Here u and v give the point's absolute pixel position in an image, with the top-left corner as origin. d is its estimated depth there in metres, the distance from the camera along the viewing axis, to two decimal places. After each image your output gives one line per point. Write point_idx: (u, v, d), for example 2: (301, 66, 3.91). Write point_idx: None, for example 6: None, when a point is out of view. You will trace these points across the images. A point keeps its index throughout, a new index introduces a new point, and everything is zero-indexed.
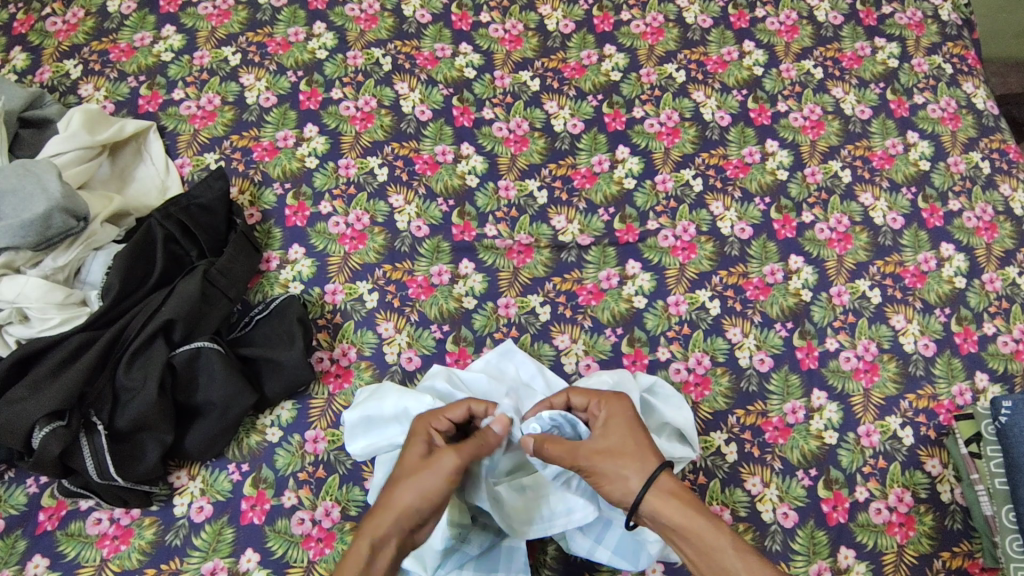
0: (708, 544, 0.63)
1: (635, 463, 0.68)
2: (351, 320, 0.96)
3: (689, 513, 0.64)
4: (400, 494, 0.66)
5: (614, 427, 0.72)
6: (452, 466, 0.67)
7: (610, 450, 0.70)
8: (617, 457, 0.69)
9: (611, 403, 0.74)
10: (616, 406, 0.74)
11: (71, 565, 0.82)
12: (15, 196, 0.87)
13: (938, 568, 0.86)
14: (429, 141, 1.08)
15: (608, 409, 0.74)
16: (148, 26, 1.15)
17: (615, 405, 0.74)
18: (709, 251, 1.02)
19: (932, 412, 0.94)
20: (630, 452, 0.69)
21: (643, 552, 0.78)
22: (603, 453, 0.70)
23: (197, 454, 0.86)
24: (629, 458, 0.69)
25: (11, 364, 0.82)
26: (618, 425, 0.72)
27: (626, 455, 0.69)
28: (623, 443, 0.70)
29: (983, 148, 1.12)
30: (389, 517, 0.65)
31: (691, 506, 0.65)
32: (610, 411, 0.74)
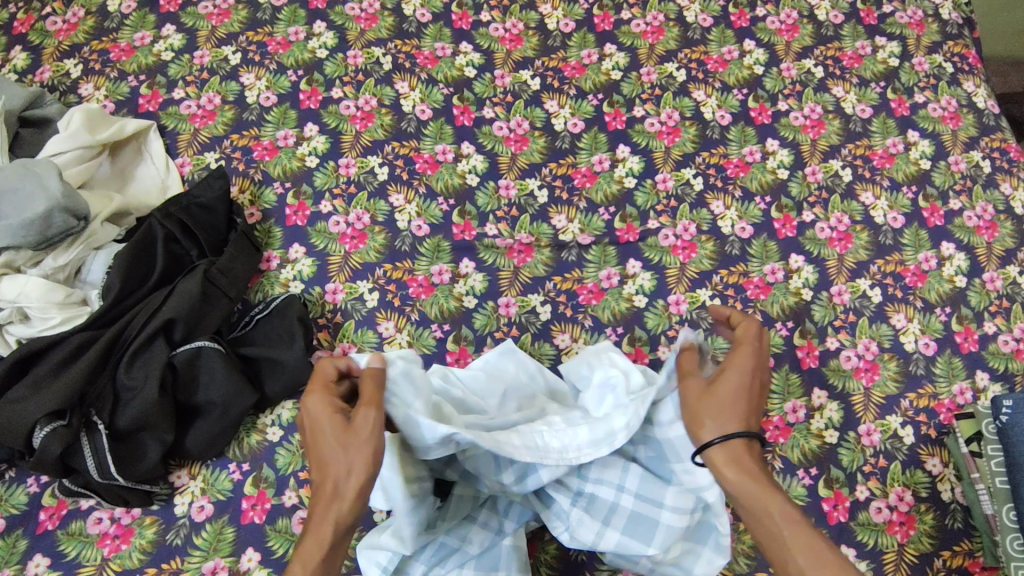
0: (762, 508, 0.64)
1: (729, 420, 0.68)
2: (351, 320, 0.96)
3: (762, 484, 0.65)
4: (345, 474, 0.63)
5: (734, 378, 0.70)
6: (374, 422, 0.64)
7: (715, 398, 0.69)
8: (709, 401, 0.69)
9: (743, 351, 0.71)
10: (745, 356, 0.71)
11: (72, 565, 0.82)
12: (16, 196, 0.87)
13: (938, 567, 0.86)
14: (430, 141, 1.08)
15: (738, 356, 0.71)
16: (148, 25, 1.15)
17: (748, 361, 0.71)
18: (710, 250, 1.02)
19: (932, 412, 0.94)
20: (733, 411, 0.68)
21: (658, 529, 0.74)
22: (705, 399, 0.69)
23: (197, 454, 0.86)
24: (729, 413, 0.68)
25: (11, 364, 0.82)
26: (735, 374, 0.70)
27: (727, 410, 0.68)
28: (727, 391, 0.69)
29: (984, 147, 1.12)
30: (345, 500, 0.62)
31: (767, 484, 0.65)
32: (737, 363, 0.70)
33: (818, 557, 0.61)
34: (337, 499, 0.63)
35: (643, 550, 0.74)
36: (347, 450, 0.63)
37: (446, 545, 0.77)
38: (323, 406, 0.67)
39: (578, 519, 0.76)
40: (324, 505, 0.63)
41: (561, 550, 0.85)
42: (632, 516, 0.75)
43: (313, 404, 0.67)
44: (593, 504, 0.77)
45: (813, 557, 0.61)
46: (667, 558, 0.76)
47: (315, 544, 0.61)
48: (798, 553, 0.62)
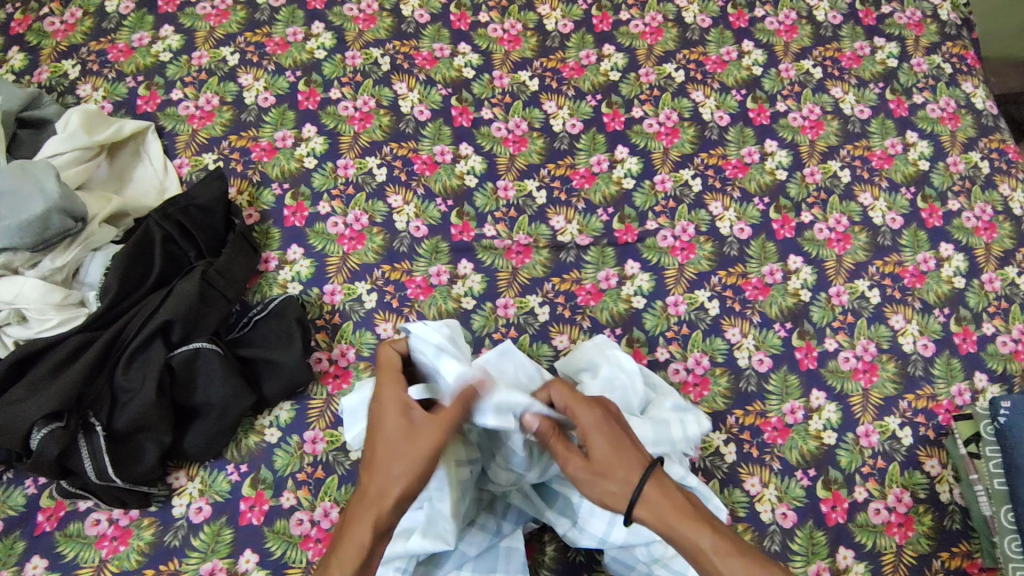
0: (695, 547, 0.65)
1: (622, 484, 0.67)
2: (349, 321, 0.96)
3: (679, 523, 0.65)
4: (398, 478, 0.65)
5: (595, 437, 0.69)
6: (440, 436, 0.67)
7: (598, 469, 0.68)
8: (606, 474, 0.67)
9: (591, 409, 0.70)
10: (596, 413, 0.70)
11: (70, 566, 0.82)
12: (14, 197, 0.87)
13: (938, 568, 0.86)
14: (428, 142, 1.08)
15: (588, 417, 0.69)
16: (147, 26, 1.15)
17: (593, 410, 0.70)
18: (709, 251, 1.02)
19: (931, 413, 0.94)
20: (617, 471, 0.67)
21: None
22: (589, 476, 0.68)
23: (196, 455, 0.86)
24: (616, 477, 0.67)
25: (9, 365, 0.82)
26: (599, 437, 0.68)
27: (615, 473, 0.67)
28: (608, 457, 0.67)
29: (982, 148, 1.12)
30: (389, 505, 0.64)
31: (684, 518, 0.65)
32: (588, 419, 0.69)
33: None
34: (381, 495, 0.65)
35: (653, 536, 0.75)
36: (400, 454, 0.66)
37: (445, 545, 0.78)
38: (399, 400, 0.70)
39: (586, 513, 0.77)
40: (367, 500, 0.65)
41: (560, 551, 0.85)
42: None
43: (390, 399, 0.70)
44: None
45: None
46: (668, 552, 0.76)
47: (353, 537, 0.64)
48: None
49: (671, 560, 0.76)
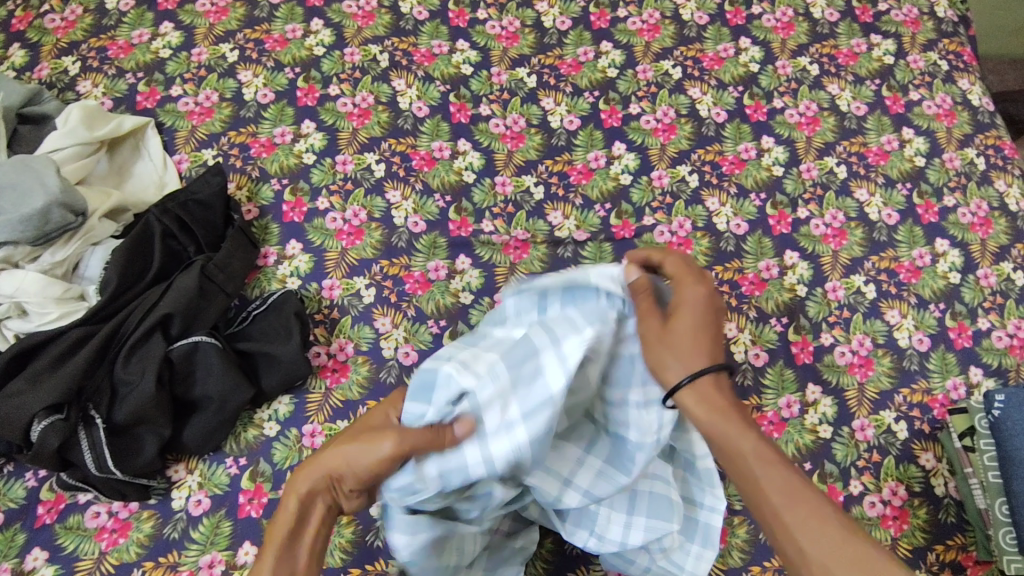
0: (734, 447, 0.65)
1: (687, 356, 0.68)
2: (348, 315, 0.97)
3: (724, 416, 0.66)
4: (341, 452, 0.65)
5: (687, 313, 0.70)
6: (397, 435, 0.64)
7: (679, 335, 0.69)
8: (673, 344, 0.68)
9: (686, 288, 0.72)
10: (690, 291, 0.72)
11: (70, 558, 0.82)
12: (14, 190, 0.88)
13: (932, 561, 0.87)
14: (427, 138, 1.08)
15: (682, 293, 0.72)
16: (147, 23, 1.15)
17: (695, 292, 0.72)
18: (705, 246, 1.03)
19: (926, 407, 0.95)
20: (690, 345, 0.68)
21: (673, 507, 0.76)
22: (669, 339, 0.69)
23: (195, 448, 0.86)
24: (686, 346, 0.68)
25: (9, 359, 0.83)
26: (689, 309, 0.71)
27: (686, 348, 0.68)
28: (687, 330, 0.69)
29: (979, 144, 1.12)
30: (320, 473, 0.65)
31: (730, 414, 0.66)
32: (691, 298, 0.71)
33: (798, 488, 0.62)
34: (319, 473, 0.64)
35: (668, 528, 0.75)
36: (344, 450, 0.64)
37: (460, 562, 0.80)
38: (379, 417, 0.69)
39: (601, 517, 0.76)
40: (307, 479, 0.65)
41: (557, 544, 0.86)
42: (651, 499, 0.76)
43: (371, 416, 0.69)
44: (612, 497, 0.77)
45: (788, 496, 0.61)
46: (674, 545, 0.78)
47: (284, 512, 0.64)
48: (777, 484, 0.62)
49: (673, 552, 0.78)
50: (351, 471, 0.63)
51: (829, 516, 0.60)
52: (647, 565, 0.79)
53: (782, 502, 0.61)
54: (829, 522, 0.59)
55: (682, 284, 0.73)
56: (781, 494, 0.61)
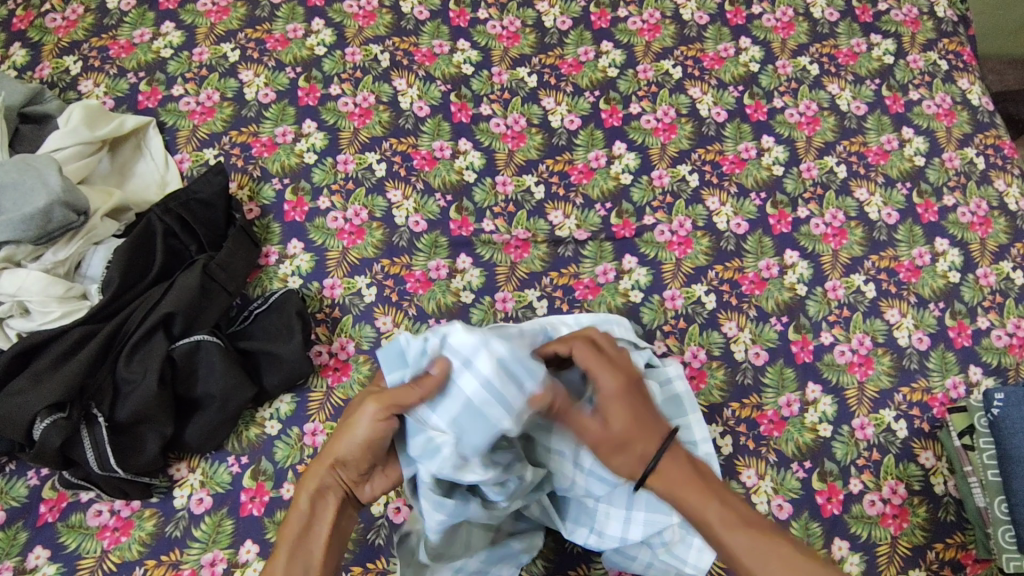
0: (703, 520, 0.63)
1: (634, 454, 0.64)
2: (349, 314, 0.97)
3: (691, 493, 0.63)
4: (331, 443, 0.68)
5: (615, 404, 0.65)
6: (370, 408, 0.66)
7: (617, 439, 0.64)
8: (619, 444, 0.64)
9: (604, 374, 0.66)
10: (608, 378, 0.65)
11: (72, 556, 0.83)
12: (16, 190, 0.88)
13: (931, 559, 0.87)
14: (428, 137, 1.08)
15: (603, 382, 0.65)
16: (148, 22, 1.15)
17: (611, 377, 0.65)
18: (705, 246, 1.03)
19: (926, 406, 0.95)
20: (636, 440, 0.64)
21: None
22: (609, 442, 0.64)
23: (196, 446, 0.86)
24: (629, 446, 0.64)
25: (11, 358, 0.83)
26: (612, 405, 0.65)
27: (632, 443, 0.64)
28: (622, 427, 0.64)
29: (978, 144, 1.12)
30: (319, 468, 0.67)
31: (694, 485, 0.63)
32: (609, 385, 0.65)
33: (780, 552, 0.60)
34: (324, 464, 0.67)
35: (668, 521, 0.76)
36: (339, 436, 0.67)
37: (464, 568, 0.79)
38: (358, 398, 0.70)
39: (602, 513, 0.78)
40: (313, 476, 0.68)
41: (558, 542, 0.86)
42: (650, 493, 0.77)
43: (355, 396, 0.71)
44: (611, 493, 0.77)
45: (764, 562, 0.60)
46: (675, 538, 0.78)
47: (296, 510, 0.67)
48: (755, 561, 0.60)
49: (674, 546, 0.79)
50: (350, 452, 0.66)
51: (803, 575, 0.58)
52: (648, 560, 0.80)
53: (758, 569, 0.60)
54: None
55: (596, 367, 0.66)
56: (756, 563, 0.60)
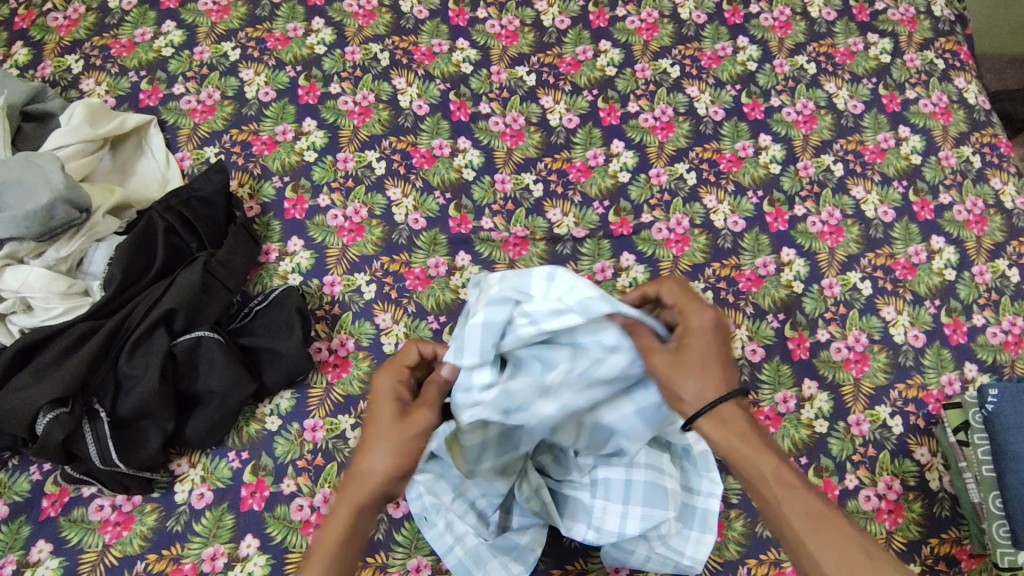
0: (754, 467, 0.63)
1: (702, 387, 0.64)
2: (349, 311, 0.98)
3: (741, 439, 0.64)
4: (380, 458, 0.63)
5: (699, 336, 0.65)
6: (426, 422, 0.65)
7: (691, 364, 0.64)
8: (693, 372, 0.64)
9: (704, 310, 0.66)
10: (707, 315, 0.66)
11: (74, 551, 0.83)
12: (18, 187, 0.89)
13: (926, 554, 0.88)
14: (427, 136, 1.09)
15: (698, 317, 0.66)
16: (149, 21, 1.16)
17: (709, 312, 0.66)
18: (702, 243, 1.04)
19: (922, 402, 0.96)
20: (715, 370, 0.64)
21: (669, 495, 0.77)
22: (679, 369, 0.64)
23: (197, 442, 0.87)
24: (704, 377, 0.64)
25: (15, 353, 0.84)
26: (704, 338, 0.65)
27: (704, 375, 0.64)
28: (704, 359, 0.64)
29: (974, 142, 1.13)
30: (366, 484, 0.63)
31: (751, 439, 0.64)
32: (703, 321, 0.66)
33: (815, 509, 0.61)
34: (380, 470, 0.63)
35: (666, 515, 0.76)
36: (386, 436, 0.64)
37: (463, 563, 0.79)
38: (389, 391, 0.68)
39: (599, 509, 0.78)
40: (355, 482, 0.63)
41: (556, 537, 0.87)
42: (647, 486, 0.76)
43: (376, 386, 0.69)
44: (608, 488, 0.77)
45: (810, 519, 0.60)
46: (671, 532, 0.79)
47: (335, 517, 0.63)
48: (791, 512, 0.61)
49: (671, 539, 0.80)
50: (407, 457, 0.63)
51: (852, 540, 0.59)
52: (647, 554, 0.80)
53: (804, 527, 0.60)
54: (854, 548, 0.59)
55: (687, 303, 0.67)
56: (805, 522, 0.60)
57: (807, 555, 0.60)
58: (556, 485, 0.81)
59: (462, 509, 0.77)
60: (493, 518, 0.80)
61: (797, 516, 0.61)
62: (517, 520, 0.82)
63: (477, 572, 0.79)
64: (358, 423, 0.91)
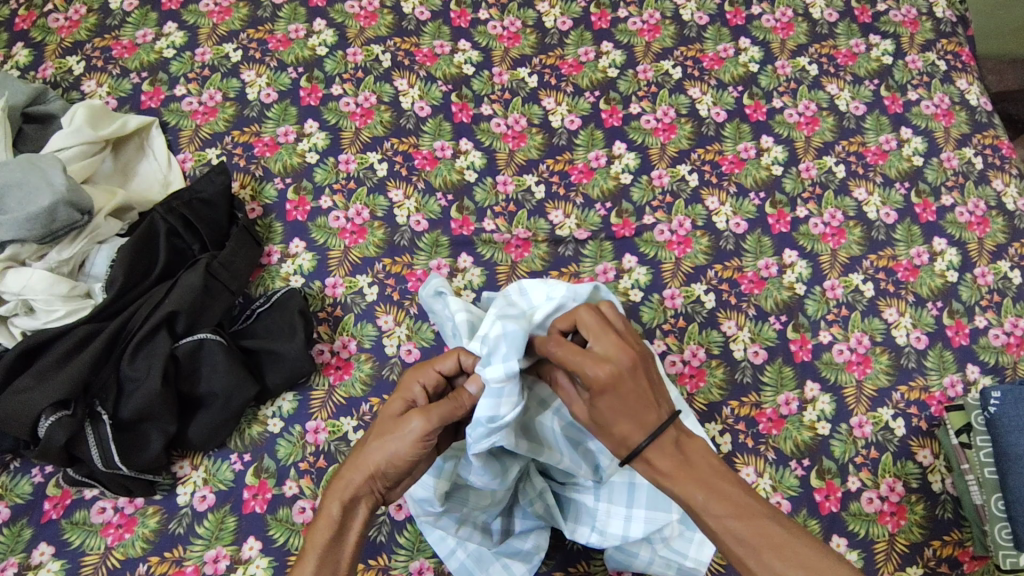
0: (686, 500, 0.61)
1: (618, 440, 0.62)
2: (351, 314, 0.98)
3: (669, 475, 0.61)
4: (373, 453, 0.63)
5: (604, 395, 0.60)
6: (415, 432, 0.62)
7: (603, 420, 0.62)
8: (606, 430, 0.63)
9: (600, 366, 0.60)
10: (602, 370, 0.60)
11: (76, 553, 0.83)
12: (20, 189, 0.88)
13: (929, 557, 0.88)
14: (429, 137, 1.09)
15: (592, 372, 0.60)
16: (150, 23, 1.16)
17: (602, 367, 0.60)
18: (705, 245, 1.04)
19: (924, 404, 0.96)
20: (626, 423, 0.61)
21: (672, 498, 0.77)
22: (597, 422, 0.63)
23: (200, 444, 0.87)
24: (617, 429, 0.62)
25: (17, 356, 0.84)
26: (607, 396, 0.60)
27: (614, 428, 0.62)
28: (612, 415, 0.61)
29: (976, 144, 1.13)
30: (354, 480, 0.63)
31: (680, 470, 0.61)
32: (592, 377, 0.60)
33: (766, 533, 0.58)
34: (359, 469, 0.63)
35: (668, 518, 0.76)
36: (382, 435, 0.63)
37: (466, 566, 0.80)
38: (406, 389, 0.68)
39: (602, 513, 0.78)
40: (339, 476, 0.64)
41: (558, 539, 0.87)
42: (651, 491, 0.77)
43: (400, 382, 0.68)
44: (611, 493, 0.78)
45: (748, 544, 0.58)
46: (673, 534, 0.79)
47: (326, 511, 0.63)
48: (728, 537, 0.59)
49: (674, 541, 0.80)
50: (395, 459, 0.62)
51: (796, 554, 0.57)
52: (650, 558, 0.80)
53: (743, 551, 0.58)
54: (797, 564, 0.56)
55: (576, 360, 0.61)
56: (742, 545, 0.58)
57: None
58: (558, 488, 0.81)
59: (467, 530, 0.76)
60: (495, 527, 0.79)
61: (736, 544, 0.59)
62: (519, 523, 0.81)
63: (478, 573, 0.80)
64: (361, 425, 0.91)
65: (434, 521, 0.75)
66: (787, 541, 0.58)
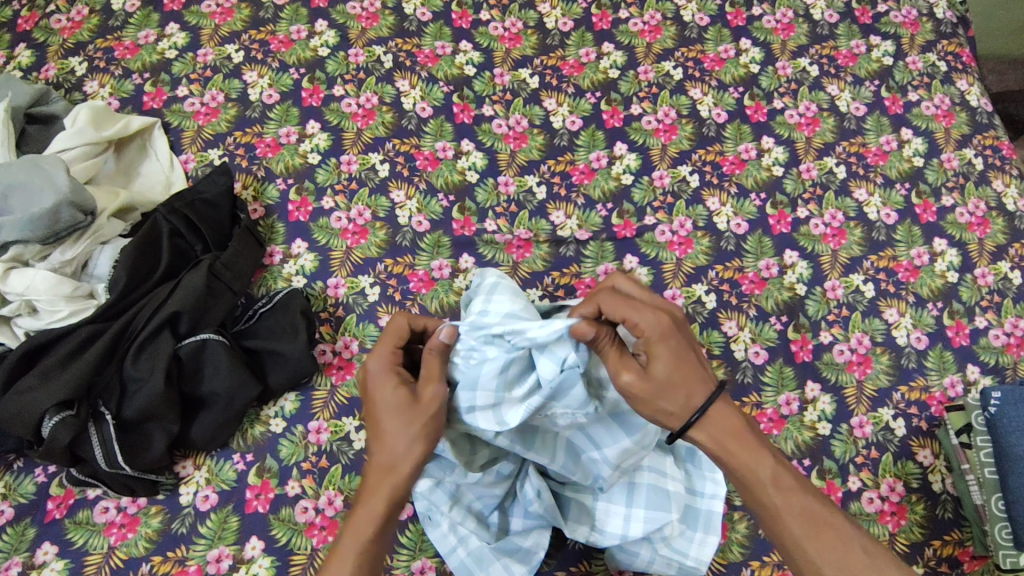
0: (751, 474, 0.67)
1: (682, 402, 0.66)
2: (353, 314, 0.98)
3: (734, 448, 0.67)
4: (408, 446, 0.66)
5: (661, 346, 0.66)
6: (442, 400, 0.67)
7: (662, 381, 0.65)
8: (669, 391, 0.66)
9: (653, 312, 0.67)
10: (656, 316, 0.67)
11: (80, 552, 0.84)
12: (24, 189, 0.88)
13: (929, 556, 0.88)
14: (430, 138, 1.09)
15: (647, 319, 0.66)
16: (152, 24, 1.16)
17: (657, 318, 0.66)
18: (706, 246, 1.04)
19: (924, 404, 0.96)
20: (681, 382, 0.66)
21: (672, 498, 0.78)
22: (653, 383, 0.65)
23: (202, 444, 0.87)
24: (677, 392, 0.66)
25: (21, 355, 0.85)
26: (664, 347, 0.66)
27: (675, 389, 0.66)
28: (671, 372, 0.66)
29: (976, 144, 1.13)
30: (399, 478, 0.66)
31: (751, 446, 0.67)
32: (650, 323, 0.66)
33: (816, 515, 0.65)
34: (393, 470, 0.66)
35: (667, 518, 0.76)
36: (409, 423, 0.66)
37: (465, 564, 0.79)
38: (390, 376, 0.69)
39: (601, 512, 0.79)
40: (379, 477, 0.67)
41: (559, 539, 0.87)
42: (650, 491, 0.77)
43: (377, 372, 0.70)
44: (612, 492, 0.78)
45: (805, 523, 0.65)
46: (674, 533, 0.79)
47: (371, 510, 0.66)
48: (787, 513, 0.66)
49: (674, 540, 0.80)
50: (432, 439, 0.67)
51: (847, 539, 0.64)
52: (651, 557, 0.80)
53: (800, 529, 0.65)
54: (846, 546, 0.64)
55: (633, 310, 0.67)
56: (801, 523, 0.65)
57: (801, 554, 0.65)
58: (558, 488, 0.81)
59: (462, 517, 0.77)
60: (493, 520, 0.81)
61: (795, 521, 0.65)
62: (518, 521, 0.81)
63: (478, 572, 0.79)
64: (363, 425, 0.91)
65: (427, 492, 0.76)
66: (836, 525, 0.65)
